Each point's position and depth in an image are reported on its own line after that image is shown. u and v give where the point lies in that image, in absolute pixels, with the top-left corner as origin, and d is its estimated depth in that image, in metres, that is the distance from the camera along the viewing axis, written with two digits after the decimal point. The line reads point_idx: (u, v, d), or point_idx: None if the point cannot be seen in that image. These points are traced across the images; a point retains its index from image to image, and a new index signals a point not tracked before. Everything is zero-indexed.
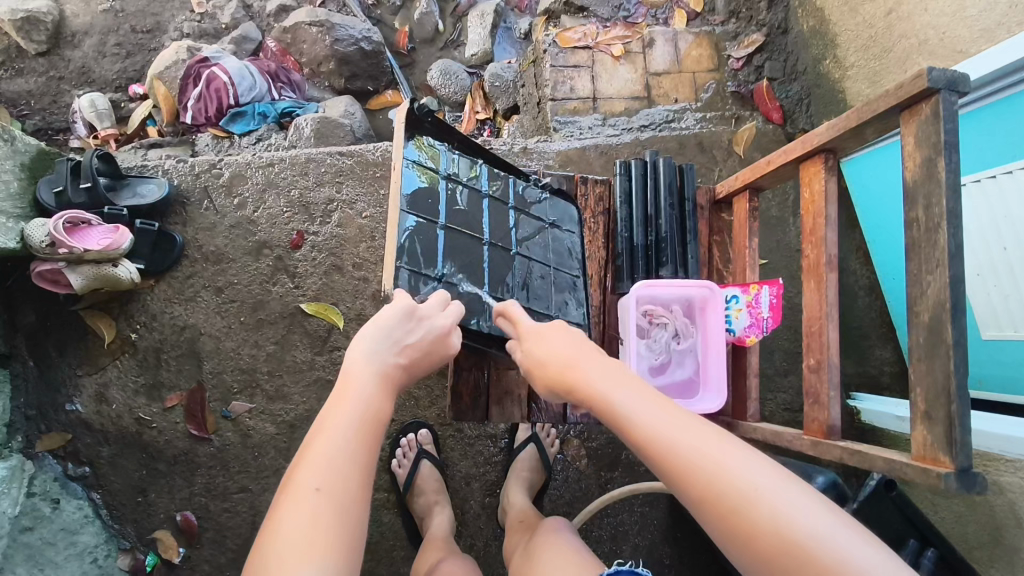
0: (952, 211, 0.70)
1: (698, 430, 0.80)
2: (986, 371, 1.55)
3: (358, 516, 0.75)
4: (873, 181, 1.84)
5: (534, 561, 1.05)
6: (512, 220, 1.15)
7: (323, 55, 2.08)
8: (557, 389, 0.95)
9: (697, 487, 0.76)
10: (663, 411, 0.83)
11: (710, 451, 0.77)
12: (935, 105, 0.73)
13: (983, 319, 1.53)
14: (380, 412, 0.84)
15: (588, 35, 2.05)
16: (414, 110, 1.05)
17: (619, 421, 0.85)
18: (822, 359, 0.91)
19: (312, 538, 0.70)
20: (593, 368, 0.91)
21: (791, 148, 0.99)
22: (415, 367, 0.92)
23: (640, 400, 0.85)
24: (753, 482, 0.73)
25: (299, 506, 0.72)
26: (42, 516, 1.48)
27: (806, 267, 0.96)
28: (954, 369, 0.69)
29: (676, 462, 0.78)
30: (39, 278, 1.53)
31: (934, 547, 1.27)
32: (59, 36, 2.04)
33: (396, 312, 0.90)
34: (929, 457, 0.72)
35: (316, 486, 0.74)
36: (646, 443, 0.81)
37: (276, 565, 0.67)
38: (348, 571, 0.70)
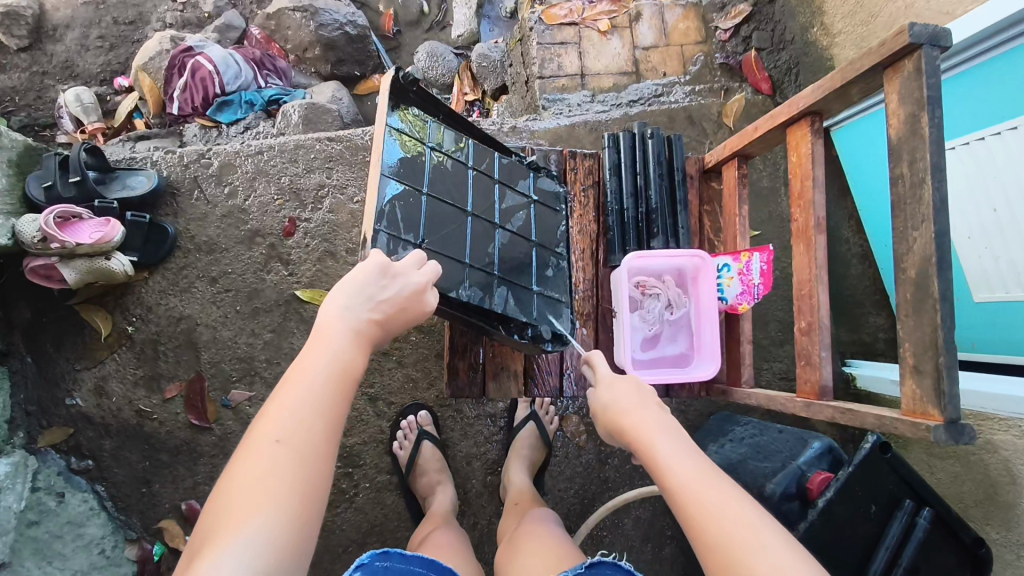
0: (936, 165, 0.71)
1: (740, 501, 0.77)
2: (979, 332, 1.56)
3: (320, 468, 0.77)
4: (863, 148, 1.84)
5: (517, 550, 1.06)
6: (496, 194, 1.15)
7: (308, 41, 2.07)
8: (609, 429, 0.93)
9: (719, 550, 0.73)
10: (709, 471, 0.80)
11: (750, 524, 0.73)
12: (917, 61, 0.72)
13: (975, 281, 1.54)
14: (351, 367, 0.85)
15: (574, 10, 2.01)
16: (400, 79, 1.03)
17: (659, 470, 0.82)
18: (813, 321, 0.92)
19: (267, 488, 0.72)
20: (650, 414, 0.89)
21: (776, 113, 0.99)
22: (390, 323, 0.92)
23: (683, 450, 0.83)
24: (761, 540, 0.72)
25: (259, 455, 0.74)
26: (48, 510, 1.50)
27: (794, 231, 0.97)
28: (941, 323, 0.69)
29: (696, 512, 0.76)
30: (32, 274, 1.53)
31: (929, 506, 1.29)
32: (40, 30, 2.02)
33: (370, 268, 0.90)
34: (919, 411, 0.73)
35: (276, 438, 0.76)
36: (673, 490, 0.79)
37: (228, 511, 0.71)
38: (294, 521, 0.72)
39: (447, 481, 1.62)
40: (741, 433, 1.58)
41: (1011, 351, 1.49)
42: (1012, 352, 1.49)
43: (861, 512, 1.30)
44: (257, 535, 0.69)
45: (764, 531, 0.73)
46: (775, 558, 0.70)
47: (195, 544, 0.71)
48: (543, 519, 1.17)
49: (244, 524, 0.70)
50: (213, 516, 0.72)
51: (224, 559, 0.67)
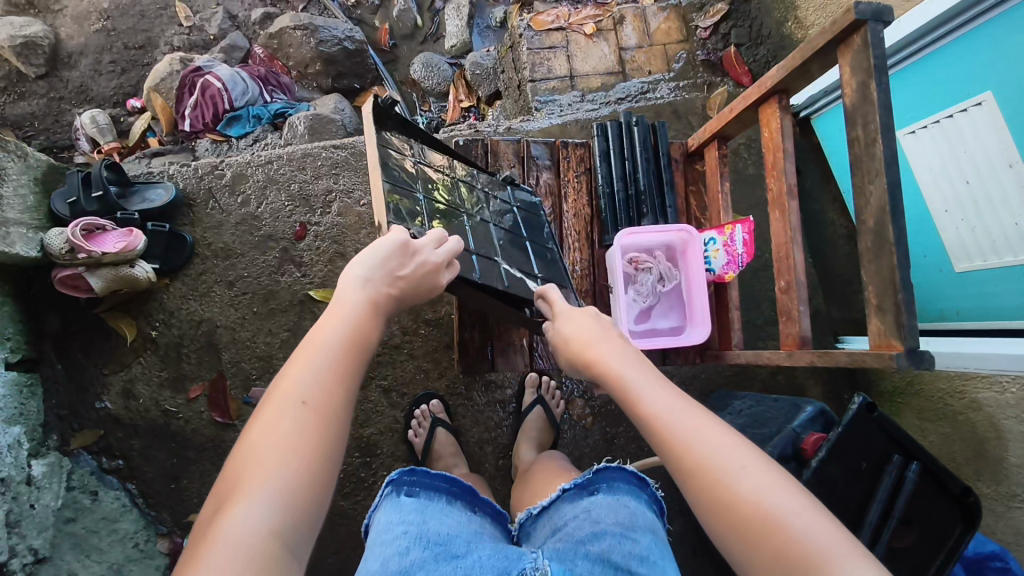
0: (885, 125, 0.80)
1: (710, 421, 0.82)
2: (963, 300, 1.65)
3: (341, 425, 0.80)
4: (840, 132, 1.94)
5: (534, 485, 1.19)
6: (483, 203, 1.24)
7: (309, 57, 2.18)
8: (573, 359, 1.00)
9: (694, 464, 0.78)
10: (675, 394, 0.86)
11: (727, 446, 0.79)
12: (864, 35, 0.82)
13: (954, 251, 1.63)
14: (368, 332, 0.90)
15: (561, 17, 2.14)
16: (381, 103, 1.12)
17: (632, 395, 0.87)
18: (790, 280, 1.01)
19: (295, 443, 0.76)
20: (612, 347, 0.96)
21: (748, 94, 1.08)
22: (403, 298, 0.98)
23: (654, 380, 0.88)
24: (740, 463, 0.77)
25: (286, 414, 0.77)
26: (83, 507, 1.59)
27: (770, 200, 1.06)
28: (898, 264, 0.78)
29: (674, 437, 0.80)
30: (61, 284, 1.61)
31: (918, 459, 1.37)
32: (56, 58, 2.13)
33: (391, 244, 0.97)
34: (884, 343, 0.81)
35: (301, 400, 0.79)
36: (647, 415, 0.84)
37: (257, 468, 0.73)
38: (314, 477, 0.75)
39: (461, 464, 1.70)
40: (738, 404, 1.65)
41: (991, 315, 1.58)
42: (992, 315, 1.57)
43: (853, 469, 1.38)
44: (282, 488, 0.72)
45: (735, 447, 0.79)
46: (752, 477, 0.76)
47: (214, 503, 0.73)
48: (556, 466, 1.29)
49: (270, 479, 0.73)
50: (238, 471, 0.74)
51: (256, 510, 0.70)
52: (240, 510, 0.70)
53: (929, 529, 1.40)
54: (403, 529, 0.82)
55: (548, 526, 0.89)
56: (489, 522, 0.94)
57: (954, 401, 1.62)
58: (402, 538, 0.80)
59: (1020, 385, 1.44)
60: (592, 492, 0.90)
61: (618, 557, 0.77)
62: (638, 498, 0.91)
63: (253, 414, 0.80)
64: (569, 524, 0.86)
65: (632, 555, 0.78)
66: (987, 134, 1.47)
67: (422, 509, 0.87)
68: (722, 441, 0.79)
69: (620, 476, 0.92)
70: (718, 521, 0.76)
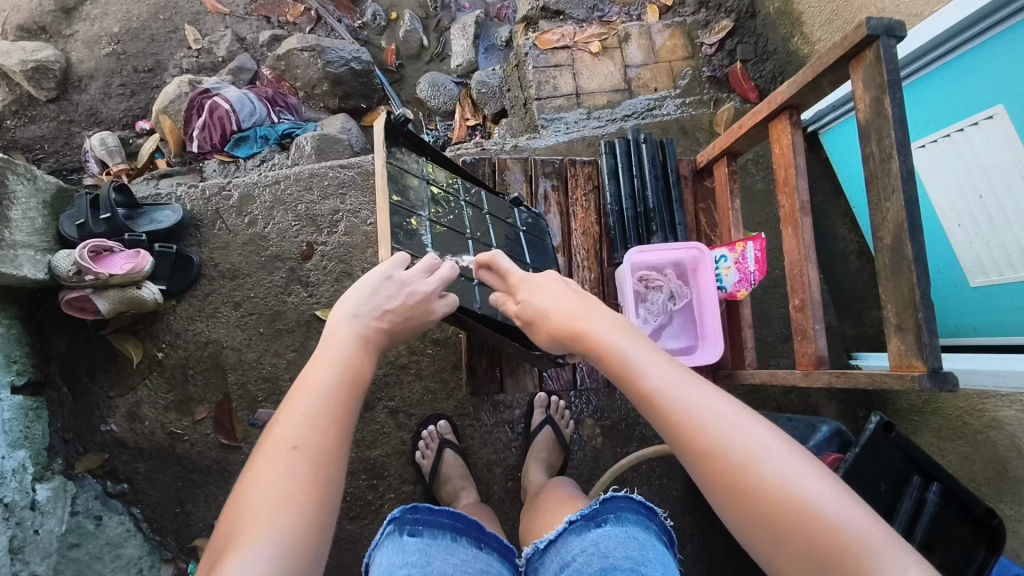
0: (900, 141, 0.78)
1: (726, 401, 0.79)
2: (980, 316, 1.62)
3: (338, 456, 0.79)
4: (849, 147, 1.92)
5: (543, 511, 1.17)
6: (489, 223, 1.23)
7: (316, 78, 2.20)
8: (554, 335, 0.96)
9: (702, 440, 0.76)
10: (682, 374, 0.83)
11: (728, 418, 0.77)
12: (876, 50, 0.81)
13: (968, 267, 1.60)
14: (360, 370, 0.89)
15: (566, 35, 2.15)
16: (392, 120, 1.11)
17: (626, 371, 0.85)
18: (805, 298, 0.99)
19: (290, 486, 0.74)
20: (604, 324, 0.91)
21: (757, 111, 1.07)
22: (394, 331, 0.97)
23: (647, 353, 0.86)
24: (748, 436, 0.75)
25: (279, 460, 0.76)
26: (87, 532, 1.58)
27: (783, 217, 1.04)
28: (918, 282, 0.76)
29: (678, 413, 0.78)
30: (68, 306, 1.62)
31: (939, 481, 1.34)
32: (66, 82, 2.15)
33: (377, 279, 0.97)
34: (906, 364, 0.79)
35: (293, 443, 0.77)
36: (647, 394, 0.81)
37: (249, 518, 0.71)
38: (308, 522, 0.72)
39: (470, 487, 1.67)
40: None
41: (1008, 332, 1.54)
42: (1010, 331, 1.54)
43: (872, 491, 1.34)
44: (276, 542, 0.69)
45: (747, 428, 0.76)
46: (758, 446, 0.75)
47: (210, 560, 0.71)
48: (566, 491, 1.27)
49: (262, 532, 0.69)
50: (230, 524, 0.72)
51: (246, 561, 0.67)
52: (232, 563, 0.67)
53: (952, 553, 1.35)
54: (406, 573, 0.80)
55: (555, 560, 0.87)
56: (495, 557, 0.91)
57: (973, 419, 1.59)
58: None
59: None
60: (599, 524, 0.87)
61: None
62: (648, 528, 0.89)
63: (248, 464, 0.79)
64: (577, 560, 0.83)
65: None
66: (1000, 148, 1.45)
67: (425, 549, 0.85)
68: (736, 420, 0.77)
69: (629, 506, 0.90)
70: (732, 503, 0.74)
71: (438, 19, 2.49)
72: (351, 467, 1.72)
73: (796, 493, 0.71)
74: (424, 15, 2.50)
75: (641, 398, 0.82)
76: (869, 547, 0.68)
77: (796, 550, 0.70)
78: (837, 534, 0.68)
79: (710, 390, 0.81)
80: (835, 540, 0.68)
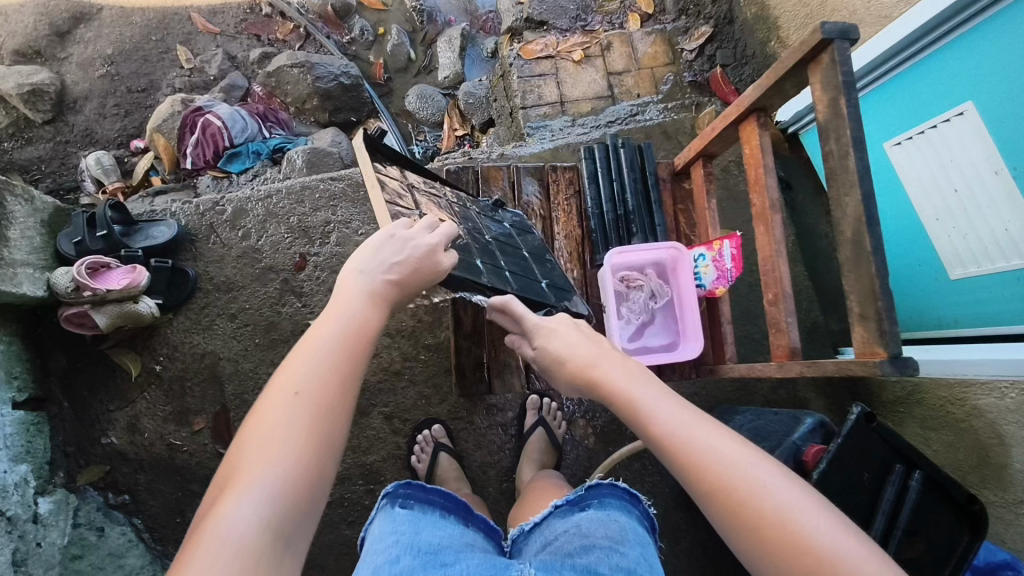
0: (856, 139, 0.83)
1: (733, 441, 0.82)
2: (960, 307, 1.66)
3: (339, 408, 0.81)
4: None
5: (531, 503, 1.22)
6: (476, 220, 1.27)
7: (306, 93, 2.26)
8: (569, 381, 0.97)
9: (712, 480, 0.78)
10: (689, 412, 0.85)
11: (736, 456, 0.79)
12: (831, 54, 0.85)
13: (947, 259, 1.65)
14: (367, 324, 0.90)
15: (549, 45, 2.21)
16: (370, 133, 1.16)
17: (638, 415, 0.86)
18: (778, 292, 1.03)
19: (289, 436, 0.77)
20: (615, 366, 0.93)
21: (728, 114, 1.11)
22: (406, 283, 0.97)
23: (658, 395, 0.87)
24: (754, 474, 0.78)
25: (281, 406, 0.79)
26: (89, 544, 1.60)
27: (754, 215, 1.08)
28: (877, 272, 0.80)
29: (689, 455, 0.80)
30: (67, 321, 1.65)
31: (921, 468, 1.37)
32: (61, 103, 2.19)
33: (382, 235, 0.99)
34: (868, 352, 0.82)
35: (295, 394, 0.79)
36: (658, 437, 0.83)
37: (249, 461, 0.75)
38: (302, 467, 0.76)
39: (465, 488, 1.71)
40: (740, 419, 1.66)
41: (988, 322, 1.58)
42: (989, 321, 1.58)
43: (856, 480, 1.37)
44: (270, 482, 0.73)
45: (752, 465, 0.79)
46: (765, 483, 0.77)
47: (213, 494, 0.76)
48: (556, 485, 1.32)
49: (258, 474, 0.74)
50: (231, 463, 0.77)
51: (242, 502, 0.72)
52: (229, 505, 0.72)
53: (936, 539, 1.38)
54: (395, 539, 0.83)
55: (539, 539, 0.90)
56: (481, 536, 0.94)
57: (955, 409, 1.62)
58: (392, 548, 0.81)
59: (1019, 390, 1.43)
60: (584, 508, 0.91)
61: (606, 569, 0.77)
62: (630, 513, 0.92)
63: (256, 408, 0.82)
64: (559, 538, 0.86)
65: (621, 567, 0.78)
66: (971, 143, 1.49)
67: (414, 520, 0.88)
68: (741, 456, 0.80)
69: (613, 493, 0.93)
70: (743, 537, 0.76)
71: (424, 32, 2.54)
72: (348, 473, 1.75)
73: (798, 525, 0.74)
74: (411, 29, 2.54)
75: (651, 436, 0.85)
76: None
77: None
78: (836, 567, 0.71)
79: (717, 428, 0.84)
80: (841, 572, 0.71)
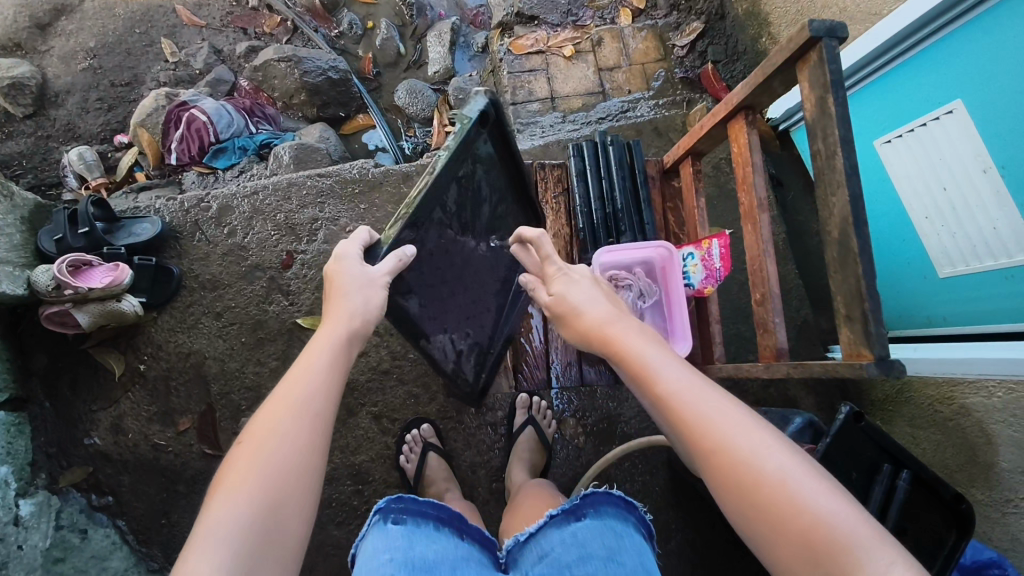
0: (843, 138, 0.81)
1: (735, 405, 0.81)
2: (949, 306, 1.66)
3: (289, 441, 0.79)
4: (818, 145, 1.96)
5: (521, 512, 1.23)
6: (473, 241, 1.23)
7: (294, 88, 2.23)
8: (586, 340, 1.00)
9: (709, 437, 0.78)
10: (699, 377, 0.85)
11: (738, 417, 0.79)
12: (819, 52, 0.83)
13: (936, 257, 1.65)
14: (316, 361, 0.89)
15: (540, 40, 2.18)
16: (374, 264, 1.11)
17: (644, 372, 0.88)
18: (765, 292, 1.02)
19: (284, 441, 0.79)
20: (629, 329, 0.95)
21: (716, 112, 1.10)
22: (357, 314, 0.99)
23: (667, 356, 0.88)
24: (753, 437, 0.77)
25: (234, 455, 0.79)
26: (72, 547, 1.58)
27: (743, 214, 1.07)
28: (863, 275, 0.79)
29: (689, 411, 0.80)
30: (48, 320, 1.62)
31: (908, 468, 1.37)
32: (43, 98, 2.15)
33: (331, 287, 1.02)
34: (855, 353, 0.81)
35: (290, 403, 0.82)
36: (662, 393, 0.84)
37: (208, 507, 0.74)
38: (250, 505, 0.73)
39: (454, 488, 1.70)
40: None
41: (978, 320, 1.58)
42: (977, 319, 1.58)
43: (844, 480, 1.36)
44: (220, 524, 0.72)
45: (754, 430, 0.78)
46: (765, 446, 0.76)
47: None
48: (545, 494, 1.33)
49: (212, 515, 0.72)
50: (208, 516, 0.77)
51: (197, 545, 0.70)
52: (219, 505, 0.73)
53: (923, 538, 1.39)
54: (389, 557, 0.82)
55: (535, 552, 0.89)
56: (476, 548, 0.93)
57: (943, 407, 1.62)
58: (387, 567, 0.80)
59: (1006, 389, 1.44)
60: (579, 517, 0.89)
61: None
62: (626, 521, 0.91)
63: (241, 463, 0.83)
64: (554, 551, 0.85)
65: None
66: (960, 141, 1.48)
67: (408, 535, 0.87)
68: (745, 421, 0.79)
69: (608, 500, 0.92)
70: (734, 498, 0.75)
71: (414, 27, 2.51)
72: (336, 473, 1.74)
73: (796, 492, 0.72)
74: (401, 23, 2.52)
75: (657, 396, 0.85)
76: (863, 549, 0.68)
77: (790, 546, 0.71)
78: (829, 531, 0.69)
79: (726, 394, 0.83)
80: (831, 540, 0.69)
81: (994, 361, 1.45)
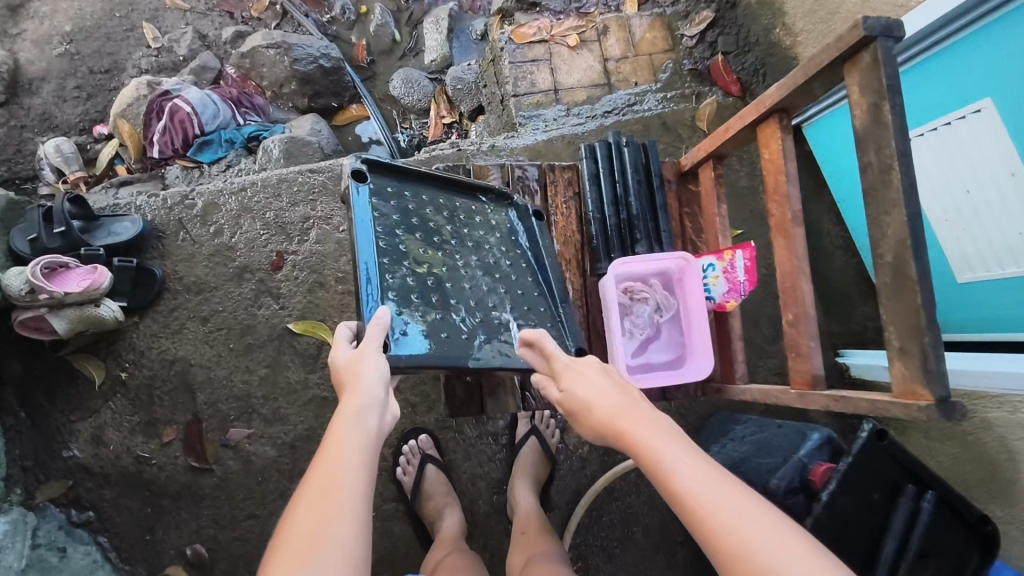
0: (901, 151, 0.73)
1: (766, 519, 0.73)
2: (966, 313, 1.60)
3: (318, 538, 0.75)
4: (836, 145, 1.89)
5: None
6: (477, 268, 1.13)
7: (283, 77, 2.12)
8: (591, 429, 0.89)
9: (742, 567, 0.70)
10: (713, 471, 0.78)
11: (772, 536, 0.71)
12: (873, 53, 0.75)
13: (957, 263, 1.57)
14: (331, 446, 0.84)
15: (543, 29, 2.07)
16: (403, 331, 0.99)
17: (664, 478, 0.78)
18: (799, 312, 0.94)
19: (331, 537, 0.75)
20: (640, 418, 0.85)
21: (746, 113, 1.02)
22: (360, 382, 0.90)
23: (687, 458, 0.79)
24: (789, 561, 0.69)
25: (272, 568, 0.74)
26: (50, 566, 1.48)
27: (773, 226, 0.99)
28: (922, 304, 0.71)
29: (718, 531, 0.72)
30: (22, 326, 1.52)
31: (932, 489, 1.30)
32: (16, 85, 2.03)
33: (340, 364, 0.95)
34: (910, 392, 0.74)
35: (327, 491, 0.79)
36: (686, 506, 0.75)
37: None
38: None
39: (453, 503, 1.63)
40: (741, 429, 1.61)
41: (998, 327, 1.52)
42: (1000, 328, 1.50)
43: (865, 501, 1.30)
44: None
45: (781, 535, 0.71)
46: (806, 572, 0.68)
47: None
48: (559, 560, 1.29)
49: None
50: None
51: None
52: None
53: (946, 562, 1.31)
54: None
55: None
56: None
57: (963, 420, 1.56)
58: None
59: None
60: None
61: None
62: None
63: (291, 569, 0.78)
64: None
65: None
66: (986, 144, 1.41)
67: None
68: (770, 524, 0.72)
69: None
70: None
71: (410, 13, 2.40)
72: None
73: None
74: (396, 9, 2.40)
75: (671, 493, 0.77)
76: None
77: None
78: None
79: (745, 493, 0.77)
80: None
81: (1013, 374, 1.39)
